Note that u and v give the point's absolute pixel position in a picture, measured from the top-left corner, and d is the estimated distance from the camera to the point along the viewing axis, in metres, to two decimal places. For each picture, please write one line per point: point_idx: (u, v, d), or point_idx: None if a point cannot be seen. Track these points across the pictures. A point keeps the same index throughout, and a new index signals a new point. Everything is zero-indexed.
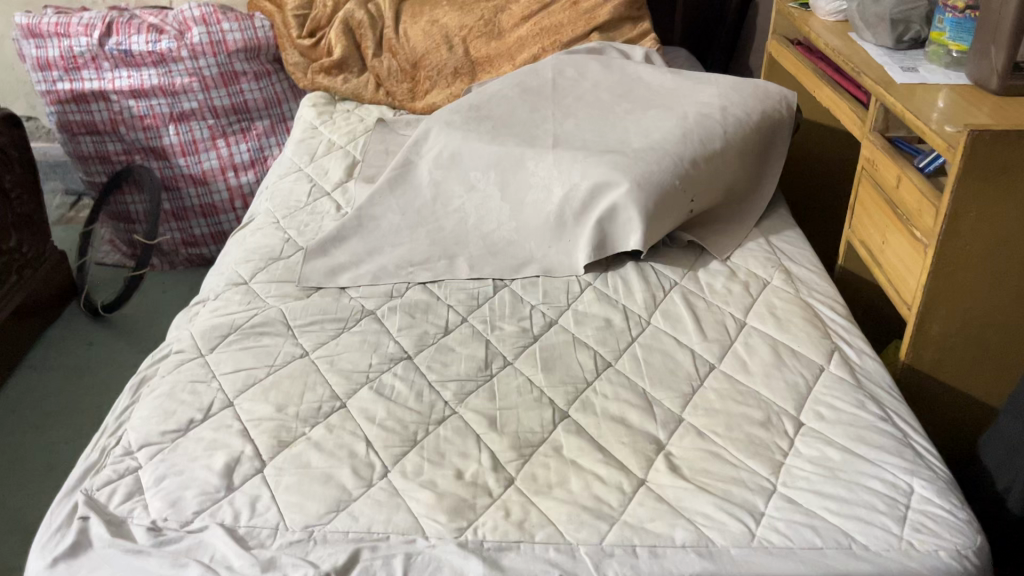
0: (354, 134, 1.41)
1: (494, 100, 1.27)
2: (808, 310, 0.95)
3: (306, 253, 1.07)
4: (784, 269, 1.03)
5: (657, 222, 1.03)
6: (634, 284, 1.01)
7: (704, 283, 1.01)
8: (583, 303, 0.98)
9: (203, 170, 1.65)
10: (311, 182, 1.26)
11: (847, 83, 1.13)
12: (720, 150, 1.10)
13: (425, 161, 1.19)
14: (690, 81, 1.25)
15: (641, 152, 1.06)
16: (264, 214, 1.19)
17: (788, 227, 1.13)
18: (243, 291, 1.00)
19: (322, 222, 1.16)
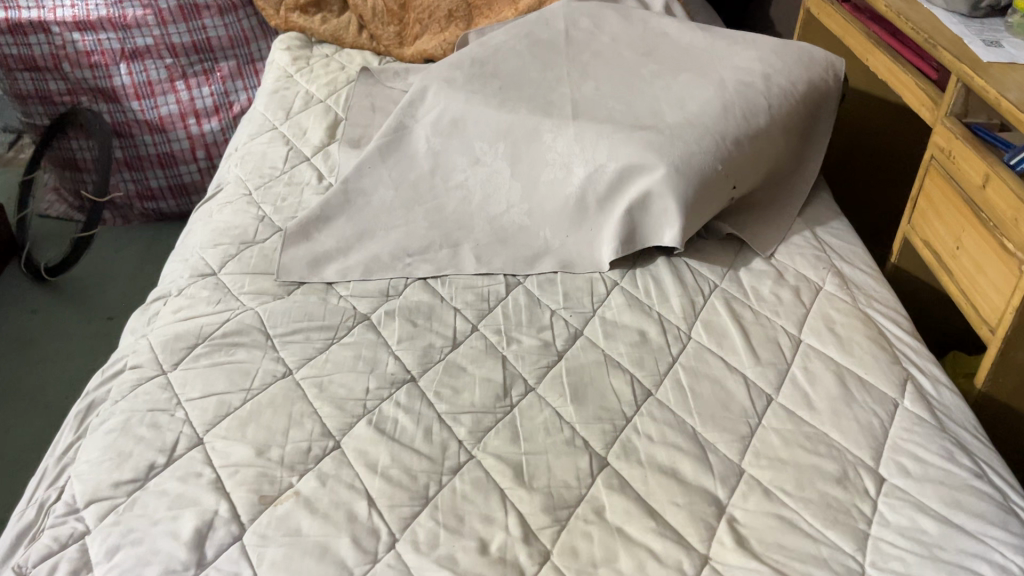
0: (335, 86, 1.24)
1: (499, 53, 1.11)
2: (870, 327, 0.82)
3: (285, 237, 0.92)
4: (837, 271, 0.91)
5: (695, 213, 0.89)
6: (668, 287, 0.88)
7: (748, 286, 0.88)
8: (611, 309, 0.85)
9: (160, 116, 1.47)
10: (287, 144, 1.10)
11: (909, 52, 0.99)
12: (765, 128, 0.96)
13: (422, 127, 1.03)
14: (725, 40, 1.09)
15: (678, 129, 0.92)
16: (233, 183, 1.02)
17: (834, 217, 1.00)
18: (211, 285, 0.84)
19: (302, 197, 1.00)
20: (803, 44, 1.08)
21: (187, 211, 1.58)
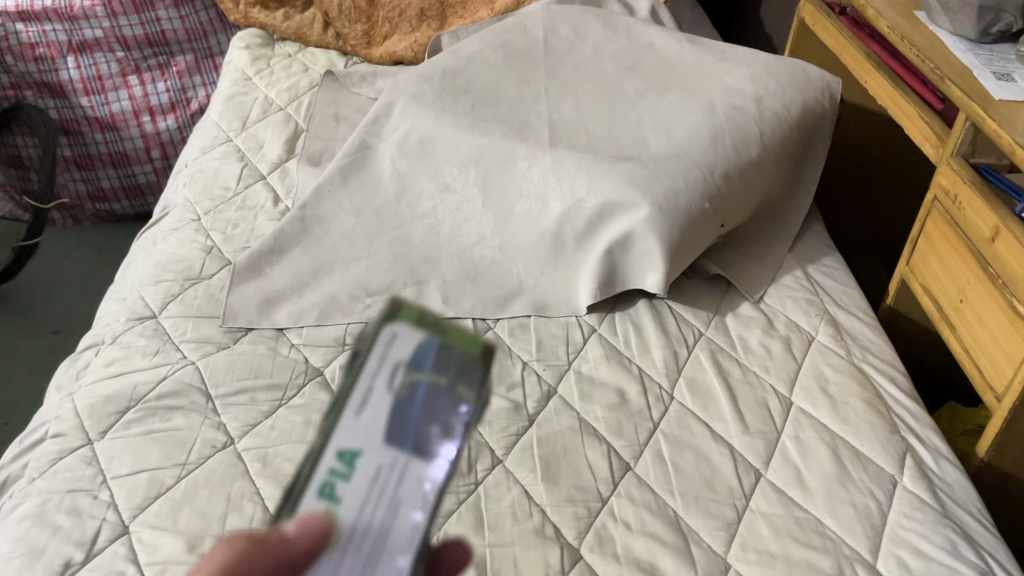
0: (297, 91, 1.15)
1: (473, 63, 1.02)
2: (867, 387, 0.76)
3: (234, 272, 0.84)
4: (831, 317, 0.84)
5: (680, 255, 0.82)
6: (650, 336, 0.81)
7: (736, 336, 0.81)
8: (587, 362, 0.78)
9: (111, 114, 1.37)
10: (241, 160, 1.01)
11: (910, 77, 0.91)
12: (757, 158, 0.89)
13: (387, 147, 0.95)
14: (715, 55, 1.02)
15: (663, 162, 0.84)
16: (181, 206, 0.94)
17: (828, 252, 0.94)
18: (149, 334, 0.77)
19: (255, 223, 0.92)
20: (798, 61, 1.01)
21: (142, 212, 1.49)
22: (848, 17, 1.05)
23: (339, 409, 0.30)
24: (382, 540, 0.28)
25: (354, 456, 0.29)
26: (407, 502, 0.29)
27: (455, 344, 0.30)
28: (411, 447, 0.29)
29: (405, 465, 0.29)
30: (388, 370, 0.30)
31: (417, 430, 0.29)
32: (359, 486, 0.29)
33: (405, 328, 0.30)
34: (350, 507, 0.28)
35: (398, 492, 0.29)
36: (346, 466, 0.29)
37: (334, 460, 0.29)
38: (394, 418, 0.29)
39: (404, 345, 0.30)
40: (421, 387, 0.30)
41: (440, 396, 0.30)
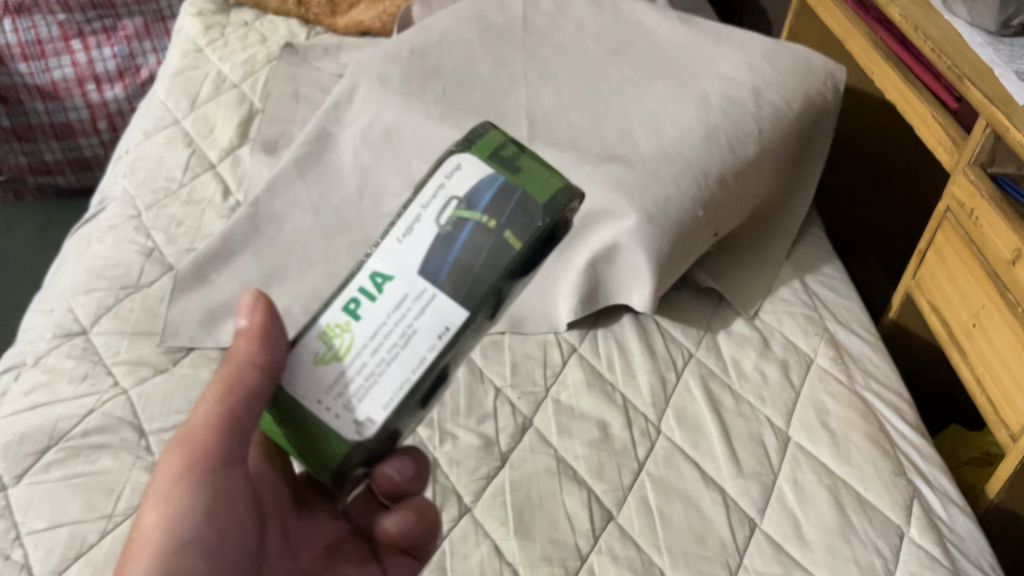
0: (253, 66, 1.06)
1: (444, 41, 0.93)
2: (870, 421, 0.70)
3: (175, 280, 0.76)
4: (831, 336, 0.77)
5: (671, 269, 0.75)
6: (635, 358, 0.74)
7: (729, 359, 0.75)
8: (567, 389, 0.71)
9: (53, 81, 1.27)
10: (189, 146, 0.92)
11: (922, 71, 0.83)
12: (755, 159, 0.81)
13: (349, 137, 0.86)
14: (709, 38, 0.93)
15: (653, 164, 0.76)
16: (119, 200, 0.85)
17: (827, 260, 0.87)
18: (76, 355, 0.69)
19: (200, 221, 0.83)
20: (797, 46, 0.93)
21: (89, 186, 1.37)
22: None
23: (392, 232, 0.36)
24: (395, 353, 0.36)
25: (387, 280, 0.36)
26: (423, 329, 0.35)
27: (512, 182, 0.36)
28: (442, 283, 0.35)
29: (432, 295, 0.35)
30: (444, 201, 0.36)
31: (452, 260, 0.35)
32: (383, 306, 0.36)
33: (470, 160, 0.36)
34: (370, 325, 0.36)
35: (420, 318, 0.35)
36: (378, 287, 0.36)
37: (370, 280, 0.36)
38: (438, 248, 0.35)
39: (463, 180, 0.36)
40: (468, 225, 0.35)
41: (480, 235, 0.35)
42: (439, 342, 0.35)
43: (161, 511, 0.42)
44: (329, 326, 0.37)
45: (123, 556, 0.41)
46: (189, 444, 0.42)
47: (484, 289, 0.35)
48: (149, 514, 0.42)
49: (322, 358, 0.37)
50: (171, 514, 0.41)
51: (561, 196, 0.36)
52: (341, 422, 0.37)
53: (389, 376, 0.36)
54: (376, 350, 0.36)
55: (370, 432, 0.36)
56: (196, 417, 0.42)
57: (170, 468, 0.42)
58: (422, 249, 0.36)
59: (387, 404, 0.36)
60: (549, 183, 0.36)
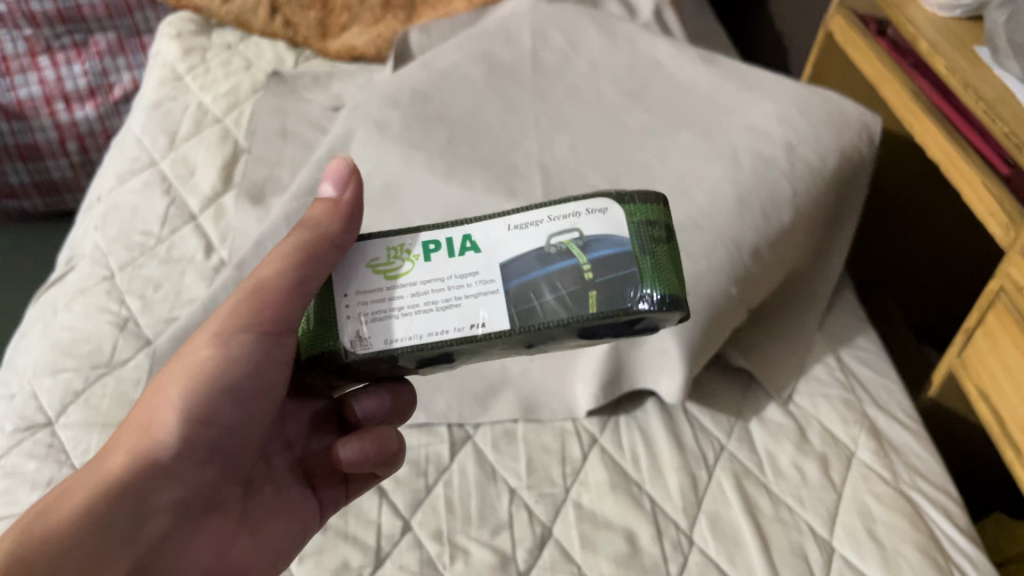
0: (237, 98, 0.97)
1: (448, 80, 0.85)
2: (921, 528, 0.63)
3: (153, 359, 0.68)
4: (871, 424, 0.71)
5: (702, 352, 0.68)
6: (662, 453, 0.67)
7: (763, 452, 0.68)
8: (588, 490, 0.64)
9: (17, 100, 1.19)
10: (167, 193, 0.84)
11: (969, 128, 0.76)
12: (789, 226, 0.74)
13: None
14: (736, 82, 0.85)
15: (682, 236, 0.69)
16: (89, 259, 0.77)
17: (862, 330, 0.80)
18: (40, 454, 0.61)
19: (180, 284, 0.75)
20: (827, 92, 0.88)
21: (56, 209, 1.31)
22: (887, 40, 0.90)
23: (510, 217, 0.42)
24: (435, 305, 0.40)
25: (472, 246, 0.41)
26: (465, 304, 0.40)
27: (635, 261, 0.39)
28: (510, 285, 0.40)
29: (496, 292, 0.40)
30: (568, 230, 0.40)
31: (536, 276, 0.40)
32: (453, 262, 0.41)
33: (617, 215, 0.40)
34: (431, 270, 0.41)
35: (472, 298, 0.40)
36: (463, 250, 0.41)
37: (459, 240, 0.42)
38: (534, 259, 0.40)
39: (594, 225, 0.40)
40: (570, 261, 0.40)
41: (571, 272, 0.39)
42: (465, 329, 0.39)
43: (212, 349, 0.45)
44: (402, 247, 0.42)
45: (166, 375, 0.45)
46: (256, 296, 0.45)
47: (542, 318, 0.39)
48: (202, 344, 0.45)
49: (378, 266, 0.42)
50: (220, 357, 0.45)
51: (670, 301, 0.38)
52: (348, 329, 0.41)
53: (407, 319, 0.40)
54: (419, 292, 0.41)
55: (358, 351, 0.40)
56: (269, 277, 0.45)
57: (232, 317, 0.45)
58: (519, 252, 0.40)
59: (387, 340, 0.40)
60: (666, 283, 0.39)
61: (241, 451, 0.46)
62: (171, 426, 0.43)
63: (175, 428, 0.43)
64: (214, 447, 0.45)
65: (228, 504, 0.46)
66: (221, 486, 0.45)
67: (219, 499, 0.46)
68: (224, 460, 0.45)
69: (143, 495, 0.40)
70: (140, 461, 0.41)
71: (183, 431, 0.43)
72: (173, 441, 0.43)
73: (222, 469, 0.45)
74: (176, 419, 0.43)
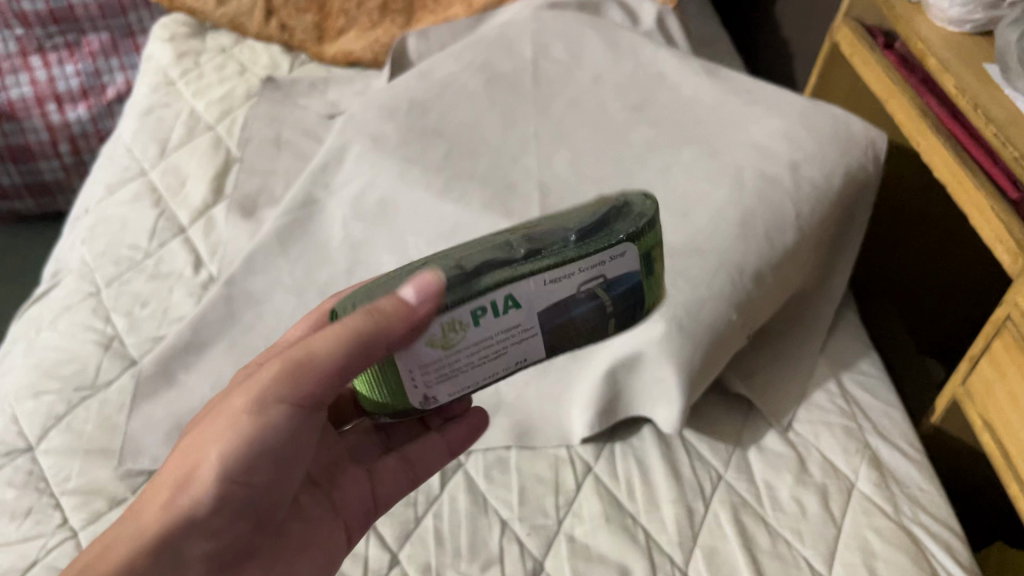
0: (230, 104, 0.95)
1: (445, 92, 0.83)
2: (922, 566, 0.62)
3: (138, 380, 0.66)
4: (873, 454, 0.70)
5: (700, 379, 0.66)
6: (658, 483, 0.66)
7: (761, 483, 0.67)
8: (581, 522, 0.63)
9: (10, 101, 1.21)
10: (156, 205, 0.82)
11: (978, 149, 0.74)
12: (791, 249, 0.71)
13: (339, 205, 0.76)
14: (740, 95, 0.82)
15: (681, 260, 0.67)
16: (76, 274, 0.76)
17: (865, 354, 0.79)
18: (19, 482, 0.60)
19: (167, 300, 0.74)
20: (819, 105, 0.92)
21: (49, 211, 1.35)
22: (895, 53, 0.89)
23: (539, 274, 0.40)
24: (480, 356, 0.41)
25: (512, 307, 0.40)
26: (513, 354, 0.42)
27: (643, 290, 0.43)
28: (546, 331, 0.42)
29: (534, 335, 0.42)
30: (593, 282, 0.41)
31: (568, 316, 0.42)
32: (496, 323, 0.40)
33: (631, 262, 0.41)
34: (479, 333, 0.40)
35: (514, 345, 0.42)
36: (505, 308, 0.40)
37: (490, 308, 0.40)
38: (564, 304, 0.41)
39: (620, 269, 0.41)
40: (597, 298, 0.42)
41: (591, 313, 0.42)
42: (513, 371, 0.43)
43: (247, 415, 0.43)
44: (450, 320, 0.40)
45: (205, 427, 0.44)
46: (301, 370, 0.42)
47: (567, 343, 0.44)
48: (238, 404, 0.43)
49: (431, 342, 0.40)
50: (259, 425, 0.43)
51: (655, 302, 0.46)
52: (417, 395, 0.43)
53: (473, 378, 0.43)
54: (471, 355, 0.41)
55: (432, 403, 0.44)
56: (318, 355, 0.42)
57: (273, 386, 0.43)
58: (556, 298, 0.41)
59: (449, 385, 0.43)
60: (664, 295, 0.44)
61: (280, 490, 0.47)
62: (206, 495, 0.43)
63: (211, 496, 0.43)
64: (249, 499, 0.45)
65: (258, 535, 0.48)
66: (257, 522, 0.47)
67: (252, 532, 0.47)
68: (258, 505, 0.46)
69: (177, 550, 0.43)
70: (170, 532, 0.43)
71: (218, 499, 0.43)
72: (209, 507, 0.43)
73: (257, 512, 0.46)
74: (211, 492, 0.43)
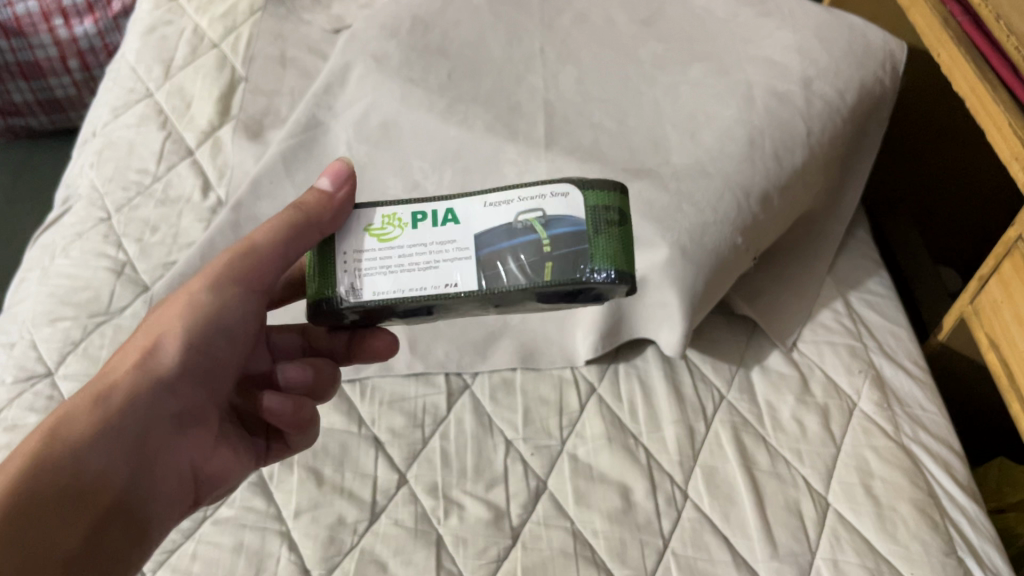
0: (234, 20, 0.92)
1: (450, 7, 0.80)
2: (919, 483, 0.63)
3: (150, 306, 0.68)
4: (877, 373, 0.70)
5: (704, 301, 0.67)
6: (660, 404, 0.68)
7: (763, 403, 0.68)
8: (585, 443, 0.65)
9: (15, 17, 1.27)
10: (163, 127, 0.82)
11: (997, 60, 0.72)
12: (801, 169, 0.70)
13: (342, 129, 0.76)
14: (754, 6, 0.79)
15: (688, 182, 0.66)
16: (86, 200, 0.77)
17: (873, 272, 0.79)
18: (40, 407, 0.62)
19: (178, 225, 0.75)
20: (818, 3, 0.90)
21: (61, 125, 1.42)
22: None
23: (488, 195, 0.42)
24: (433, 254, 0.42)
25: (454, 222, 0.42)
26: (443, 269, 0.41)
27: (588, 237, 0.41)
28: (482, 253, 0.41)
29: (466, 257, 0.41)
30: (535, 209, 0.41)
31: (500, 247, 0.41)
32: (436, 231, 0.42)
33: (579, 199, 0.41)
34: (416, 237, 0.42)
35: (447, 261, 0.41)
36: (444, 220, 0.42)
37: (447, 214, 0.42)
38: (502, 232, 0.41)
39: (562, 208, 0.41)
40: (534, 235, 0.41)
41: (532, 248, 0.41)
42: (441, 289, 0.41)
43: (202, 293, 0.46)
44: (395, 215, 0.43)
45: (160, 314, 0.47)
46: (251, 252, 0.47)
47: (499, 278, 0.41)
48: (197, 283, 0.47)
49: (371, 231, 0.43)
50: (213, 299, 0.46)
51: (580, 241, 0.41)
52: (346, 281, 0.42)
53: (402, 274, 0.42)
54: (398, 263, 0.42)
55: (352, 301, 0.42)
56: (259, 234, 0.47)
57: (223, 268, 0.47)
58: (494, 224, 0.41)
59: (376, 296, 0.42)
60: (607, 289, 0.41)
61: (222, 384, 0.48)
62: (170, 363, 0.44)
63: (173, 360, 0.45)
64: (204, 379, 0.46)
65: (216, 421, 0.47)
66: (139, 458, 0.41)
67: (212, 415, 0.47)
68: (198, 399, 0.46)
69: (148, 404, 0.43)
70: (139, 385, 0.43)
71: (180, 364, 0.45)
72: (168, 373, 0.44)
73: (140, 439, 0.42)
74: (172, 355, 0.45)
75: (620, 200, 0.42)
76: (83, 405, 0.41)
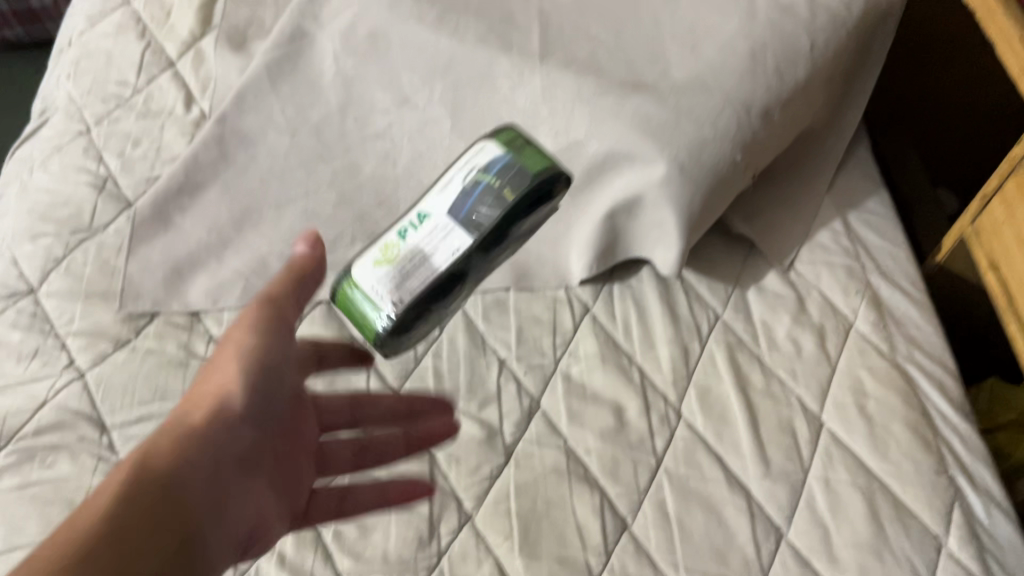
0: None
1: None
2: (913, 403, 0.63)
3: (133, 222, 0.67)
4: (874, 294, 0.69)
5: (703, 220, 0.66)
6: (654, 324, 0.67)
7: (759, 323, 0.68)
8: (578, 362, 0.64)
9: None
10: (142, 37, 0.79)
11: None
12: (806, 83, 0.66)
13: (328, 38, 0.73)
14: None
15: (686, 98, 0.63)
16: (64, 113, 0.74)
17: (873, 191, 0.77)
18: (24, 325, 0.61)
19: (160, 140, 0.72)
20: None
21: (39, 38, 1.38)
22: None
23: (433, 186, 0.46)
24: (428, 244, 0.44)
25: (425, 217, 0.45)
26: (443, 254, 0.44)
27: (511, 155, 0.46)
28: (460, 221, 0.44)
29: (447, 227, 0.44)
30: (468, 171, 0.46)
31: (463, 213, 0.44)
32: (419, 231, 0.44)
33: (493, 145, 0.47)
34: (415, 241, 0.44)
35: (440, 243, 0.44)
36: (420, 222, 0.45)
37: (417, 216, 0.45)
38: (456, 198, 0.45)
39: (482, 158, 0.46)
40: (481, 184, 0.45)
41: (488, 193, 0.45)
42: (450, 263, 0.43)
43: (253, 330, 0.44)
44: (386, 242, 0.45)
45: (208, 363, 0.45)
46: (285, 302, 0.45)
47: (485, 228, 0.44)
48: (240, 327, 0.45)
49: (376, 262, 0.45)
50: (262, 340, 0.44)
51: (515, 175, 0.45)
52: (387, 306, 0.44)
53: (421, 270, 0.44)
54: (413, 271, 0.44)
55: (395, 316, 0.44)
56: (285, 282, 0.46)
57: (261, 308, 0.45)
58: (451, 198, 0.45)
59: (412, 293, 0.43)
60: (550, 186, 0.46)
61: (275, 428, 0.46)
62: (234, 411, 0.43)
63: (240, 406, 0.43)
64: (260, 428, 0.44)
65: (270, 467, 0.46)
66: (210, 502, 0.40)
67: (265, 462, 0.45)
68: (257, 443, 0.44)
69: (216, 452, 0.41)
70: (208, 432, 0.41)
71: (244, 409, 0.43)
72: (231, 420, 0.42)
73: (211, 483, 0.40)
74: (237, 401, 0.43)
75: (510, 133, 0.48)
76: (162, 451, 0.39)
